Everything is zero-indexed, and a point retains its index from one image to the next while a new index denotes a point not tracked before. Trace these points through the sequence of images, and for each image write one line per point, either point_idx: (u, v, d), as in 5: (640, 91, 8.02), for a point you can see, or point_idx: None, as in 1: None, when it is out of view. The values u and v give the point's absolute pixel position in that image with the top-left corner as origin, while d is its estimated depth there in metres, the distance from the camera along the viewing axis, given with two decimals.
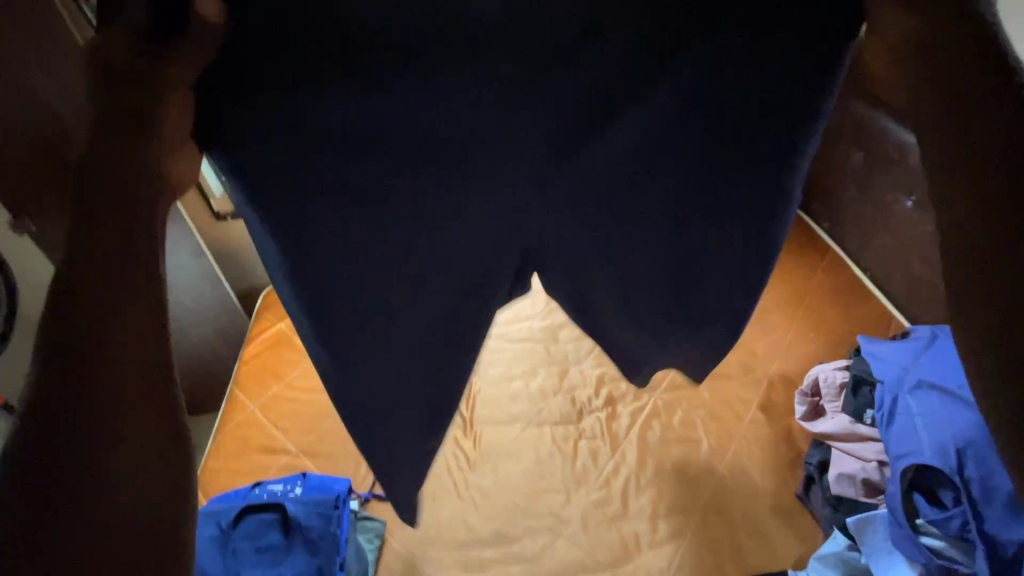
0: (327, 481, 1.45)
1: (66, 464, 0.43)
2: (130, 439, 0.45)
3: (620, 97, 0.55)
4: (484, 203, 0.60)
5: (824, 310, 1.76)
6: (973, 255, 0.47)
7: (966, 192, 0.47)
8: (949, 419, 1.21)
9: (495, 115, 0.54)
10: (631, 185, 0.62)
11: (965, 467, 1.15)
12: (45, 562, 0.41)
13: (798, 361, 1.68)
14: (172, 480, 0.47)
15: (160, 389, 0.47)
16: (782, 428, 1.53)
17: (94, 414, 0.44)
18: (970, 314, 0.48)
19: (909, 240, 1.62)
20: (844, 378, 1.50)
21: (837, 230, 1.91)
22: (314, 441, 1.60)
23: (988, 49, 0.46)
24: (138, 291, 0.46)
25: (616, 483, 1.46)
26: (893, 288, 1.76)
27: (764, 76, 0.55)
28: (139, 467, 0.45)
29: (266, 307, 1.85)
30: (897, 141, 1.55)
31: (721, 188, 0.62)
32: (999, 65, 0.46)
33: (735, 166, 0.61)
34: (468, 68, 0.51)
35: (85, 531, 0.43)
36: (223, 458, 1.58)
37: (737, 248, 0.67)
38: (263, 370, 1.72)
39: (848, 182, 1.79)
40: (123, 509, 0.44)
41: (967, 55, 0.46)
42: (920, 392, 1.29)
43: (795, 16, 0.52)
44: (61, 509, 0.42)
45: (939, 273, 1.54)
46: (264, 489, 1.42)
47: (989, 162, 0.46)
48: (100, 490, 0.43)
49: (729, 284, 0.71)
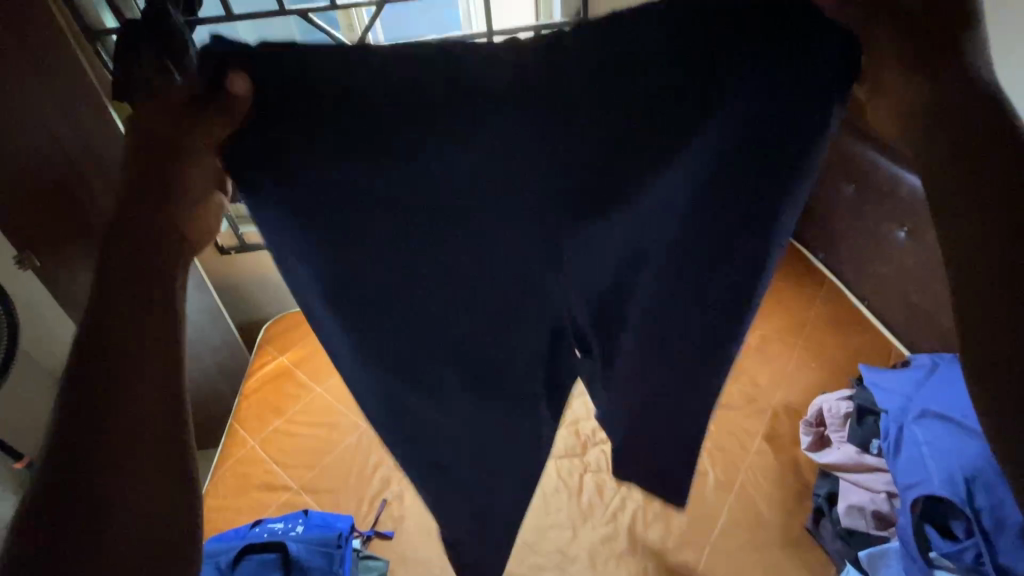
0: (329, 519, 1.42)
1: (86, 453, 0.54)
2: (140, 433, 0.57)
3: (653, 135, 0.71)
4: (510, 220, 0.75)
5: (824, 339, 1.78)
6: (974, 258, 0.57)
7: (960, 203, 0.58)
8: (956, 448, 1.21)
9: (521, 147, 0.70)
10: (665, 202, 0.77)
11: (975, 498, 1.14)
12: (65, 529, 0.51)
13: (801, 390, 1.68)
14: (167, 465, 0.58)
15: (164, 392, 0.59)
16: (788, 458, 1.52)
17: (109, 412, 0.56)
18: (982, 309, 0.56)
19: (903, 269, 1.65)
20: (848, 407, 1.49)
21: (833, 260, 1.95)
22: (315, 478, 1.57)
23: (971, 96, 0.59)
24: (149, 317, 0.60)
25: (622, 517, 1.44)
26: (890, 316, 1.78)
27: (774, 117, 0.70)
28: (144, 453, 0.56)
29: (268, 341, 1.86)
30: (886, 174, 1.61)
31: (743, 204, 0.76)
32: (983, 110, 0.58)
33: (753, 186, 0.74)
34: (480, 124, 0.67)
35: (98, 506, 0.53)
36: (221, 496, 1.55)
37: (754, 255, 0.79)
38: (266, 403, 1.72)
39: (841, 214, 1.84)
40: (129, 488, 0.55)
41: (954, 102, 0.59)
42: (924, 421, 1.30)
43: (802, 69, 0.67)
44: (83, 487, 0.53)
45: (935, 301, 1.57)
46: (264, 528, 1.39)
47: (977, 179, 0.57)
48: (112, 473, 0.54)
49: (742, 288, 0.83)
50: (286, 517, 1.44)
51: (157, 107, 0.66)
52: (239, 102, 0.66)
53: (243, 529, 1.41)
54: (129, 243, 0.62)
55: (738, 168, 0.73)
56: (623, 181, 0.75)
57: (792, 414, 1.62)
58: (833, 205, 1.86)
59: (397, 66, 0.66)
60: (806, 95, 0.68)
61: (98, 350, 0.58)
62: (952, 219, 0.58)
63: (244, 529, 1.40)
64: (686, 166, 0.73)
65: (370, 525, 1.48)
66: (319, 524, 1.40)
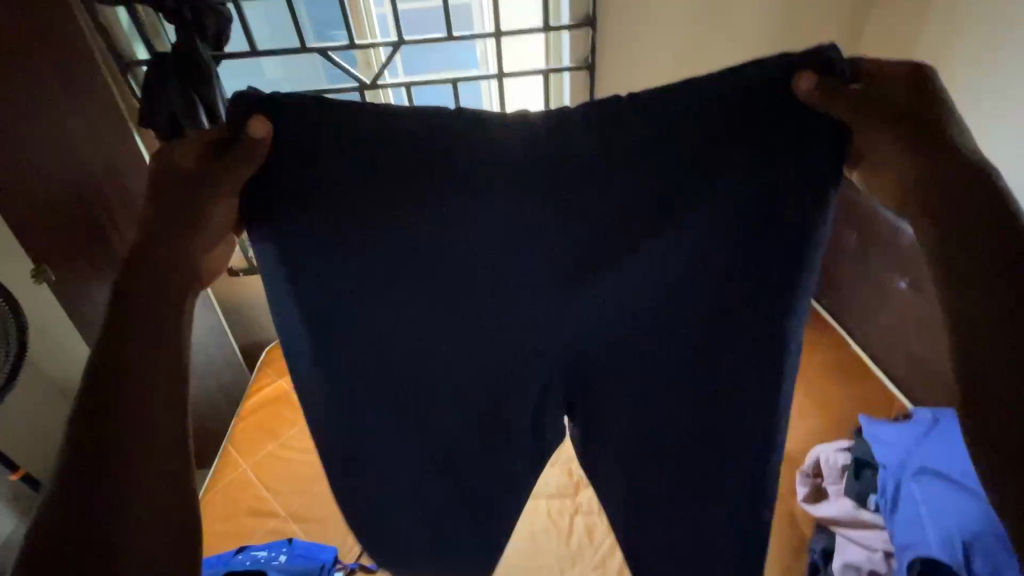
0: (313, 550, 1.40)
1: (100, 465, 0.59)
2: (150, 450, 0.61)
3: (649, 197, 0.74)
4: (503, 267, 0.77)
5: (824, 387, 1.77)
6: (981, 325, 0.61)
7: (962, 273, 0.63)
8: (956, 509, 1.17)
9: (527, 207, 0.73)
10: (677, 271, 0.78)
11: (972, 563, 1.11)
12: (71, 535, 0.56)
13: (799, 437, 1.66)
14: (175, 485, 0.62)
15: (176, 416, 0.64)
16: (784, 509, 1.49)
17: (123, 427, 0.61)
18: (987, 367, 0.61)
19: (905, 320, 1.64)
20: (846, 460, 1.47)
21: (836, 306, 1.95)
22: (304, 506, 1.57)
23: (962, 179, 0.64)
24: (166, 342, 0.66)
25: (612, 562, 1.41)
26: (893, 367, 1.76)
27: (773, 193, 0.73)
28: (155, 470, 0.61)
29: (268, 363, 1.87)
30: (888, 224, 1.62)
31: (754, 272, 0.78)
32: (969, 186, 0.64)
33: (759, 253, 0.77)
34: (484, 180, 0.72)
35: (105, 519, 0.57)
36: (209, 519, 1.54)
37: (756, 320, 0.81)
38: (262, 426, 1.73)
39: (845, 261, 1.84)
40: (138, 503, 0.59)
41: (946, 182, 0.65)
42: (923, 479, 1.26)
43: (804, 144, 0.70)
44: (91, 498, 0.58)
45: (937, 354, 1.55)
46: (247, 555, 1.37)
47: (972, 250, 0.63)
48: (116, 490, 0.59)
49: (738, 343, 0.83)
50: (271, 545, 1.42)
51: (176, 143, 0.68)
52: (257, 144, 0.69)
53: (226, 555, 1.39)
54: (149, 273, 0.67)
55: (749, 239, 0.76)
56: (618, 240, 0.77)
57: (792, 462, 1.60)
58: (837, 253, 1.87)
59: (395, 117, 0.71)
60: (802, 172, 0.72)
61: (116, 368, 0.63)
62: (965, 288, 0.63)
63: (227, 555, 1.39)
64: (698, 239, 0.76)
65: (354, 559, 1.46)
66: (303, 554, 1.38)
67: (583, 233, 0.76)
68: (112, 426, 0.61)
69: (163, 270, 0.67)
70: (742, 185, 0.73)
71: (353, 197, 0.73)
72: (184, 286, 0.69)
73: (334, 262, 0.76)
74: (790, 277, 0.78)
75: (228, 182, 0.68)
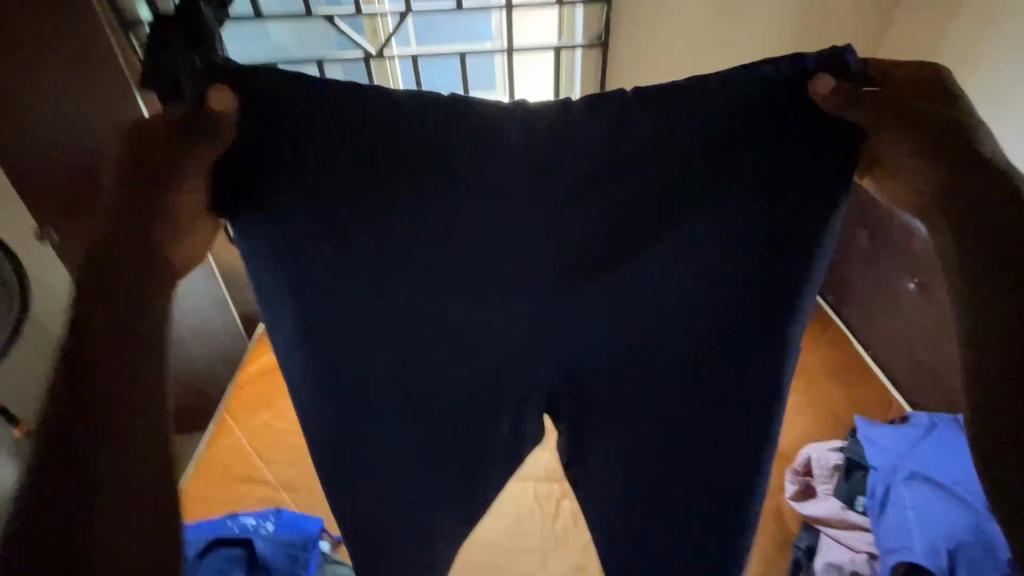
0: (300, 521, 1.39)
1: (66, 461, 0.48)
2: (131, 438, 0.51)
3: (651, 192, 0.68)
4: (492, 259, 0.72)
5: (822, 386, 1.75)
6: (995, 347, 0.56)
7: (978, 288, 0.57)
8: (944, 517, 1.16)
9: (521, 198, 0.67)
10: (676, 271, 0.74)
11: (956, 571, 1.10)
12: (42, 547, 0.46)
13: (793, 436, 1.64)
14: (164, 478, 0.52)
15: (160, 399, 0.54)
16: (772, 507, 1.48)
17: (98, 411, 0.50)
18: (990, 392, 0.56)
19: (912, 324, 1.60)
20: (837, 460, 1.45)
21: (840, 305, 1.90)
22: (296, 477, 1.58)
23: (985, 180, 0.58)
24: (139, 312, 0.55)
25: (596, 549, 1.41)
26: (895, 369, 1.73)
27: (785, 197, 0.69)
28: (139, 464, 0.51)
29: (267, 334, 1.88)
30: (904, 225, 1.55)
31: (759, 279, 0.75)
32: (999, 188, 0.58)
33: (766, 260, 0.73)
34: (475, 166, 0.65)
35: (85, 524, 0.47)
36: (203, 483, 1.57)
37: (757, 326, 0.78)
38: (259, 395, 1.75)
39: (854, 260, 1.79)
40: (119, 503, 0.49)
41: (967, 183, 0.59)
42: (913, 484, 1.24)
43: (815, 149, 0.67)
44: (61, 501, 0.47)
45: (943, 361, 1.51)
46: (236, 522, 1.39)
47: (992, 262, 0.57)
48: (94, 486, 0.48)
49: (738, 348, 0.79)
50: (260, 512, 1.43)
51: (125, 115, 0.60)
52: (220, 118, 0.62)
53: (215, 521, 1.41)
54: (117, 239, 0.56)
55: (757, 245, 0.72)
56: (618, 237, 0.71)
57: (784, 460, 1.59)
58: (848, 251, 1.81)
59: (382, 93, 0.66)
60: (818, 174, 0.68)
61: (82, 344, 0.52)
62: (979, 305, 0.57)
63: (217, 521, 1.40)
64: (701, 241, 0.72)
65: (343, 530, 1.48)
66: (290, 524, 1.38)
67: (586, 223, 0.70)
68: (87, 411, 0.50)
69: (133, 240, 0.57)
70: (753, 187, 0.69)
71: (332, 176, 0.66)
72: (163, 277, 0.58)
73: (305, 252, 0.70)
74: (792, 284, 0.75)
75: (195, 158, 0.61)
